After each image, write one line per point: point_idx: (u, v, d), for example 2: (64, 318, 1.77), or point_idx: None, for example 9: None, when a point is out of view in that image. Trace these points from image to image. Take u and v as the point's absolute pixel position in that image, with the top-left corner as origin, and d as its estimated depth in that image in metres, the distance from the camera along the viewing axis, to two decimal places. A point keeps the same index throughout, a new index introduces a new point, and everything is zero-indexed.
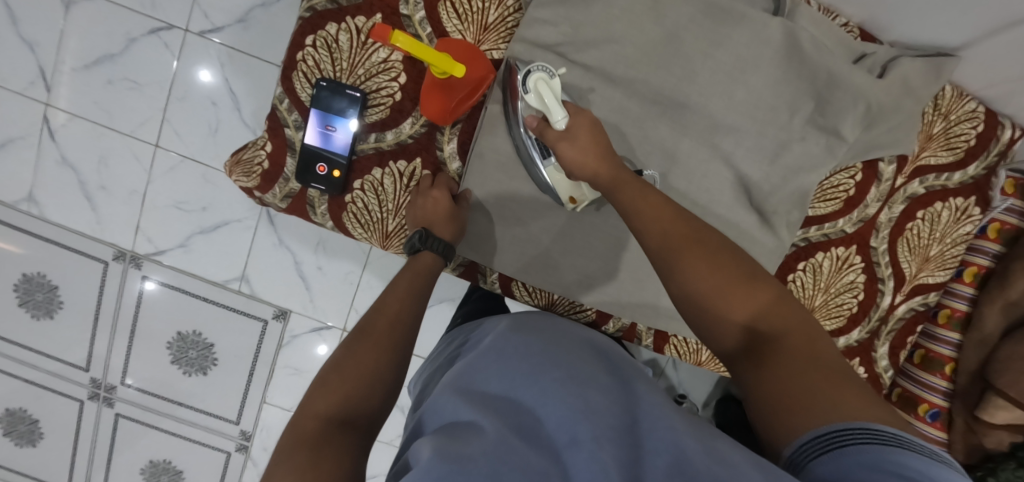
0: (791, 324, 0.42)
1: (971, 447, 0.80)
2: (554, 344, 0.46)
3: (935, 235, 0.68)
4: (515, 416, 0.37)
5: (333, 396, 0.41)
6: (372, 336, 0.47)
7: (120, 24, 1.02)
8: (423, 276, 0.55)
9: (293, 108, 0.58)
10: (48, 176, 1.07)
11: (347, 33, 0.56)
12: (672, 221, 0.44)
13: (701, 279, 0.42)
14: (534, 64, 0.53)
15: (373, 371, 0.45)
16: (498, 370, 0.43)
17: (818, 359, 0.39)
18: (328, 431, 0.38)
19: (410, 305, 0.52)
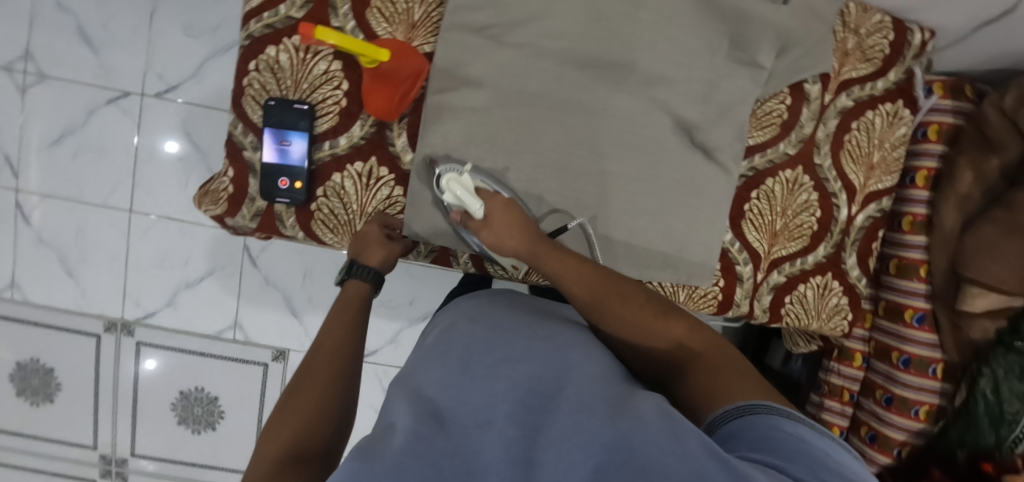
0: (712, 345, 0.46)
1: (963, 344, 0.81)
2: (489, 335, 0.49)
3: (873, 142, 0.72)
4: (442, 399, 0.40)
5: (284, 435, 0.40)
6: (317, 366, 0.47)
7: (77, 101, 1.05)
8: (357, 304, 0.55)
9: (247, 131, 0.61)
10: (29, 259, 1.09)
11: (286, 53, 0.60)
12: (596, 278, 0.51)
13: (622, 321, 0.48)
14: (444, 166, 0.59)
15: (321, 402, 0.44)
16: (438, 360, 0.47)
17: (732, 366, 0.43)
18: (279, 470, 0.37)
19: (351, 328, 0.52)
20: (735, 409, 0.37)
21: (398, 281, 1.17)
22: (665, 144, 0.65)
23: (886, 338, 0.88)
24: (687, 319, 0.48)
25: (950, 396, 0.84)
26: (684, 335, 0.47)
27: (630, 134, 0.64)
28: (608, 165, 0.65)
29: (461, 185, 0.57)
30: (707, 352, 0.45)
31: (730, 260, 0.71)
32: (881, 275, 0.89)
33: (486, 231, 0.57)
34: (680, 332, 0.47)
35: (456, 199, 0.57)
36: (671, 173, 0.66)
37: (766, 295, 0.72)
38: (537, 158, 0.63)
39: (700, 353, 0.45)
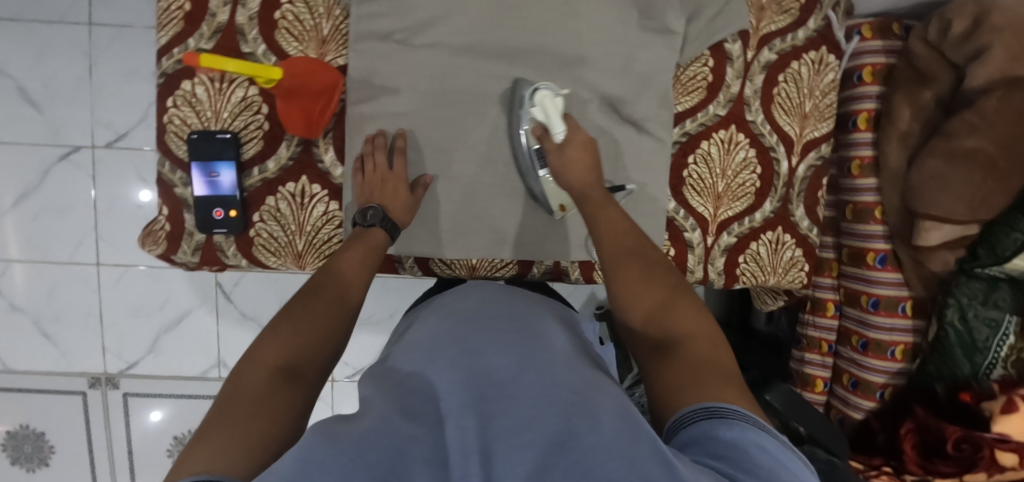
0: (706, 338, 0.45)
1: (926, 278, 0.82)
2: (467, 325, 0.51)
3: (803, 92, 0.72)
4: (416, 393, 0.42)
5: (280, 347, 0.44)
6: (321, 293, 0.51)
7: (28, 162, 1.05)
8: (372, 253, 0.57)
9: (176, 168, 0.61)
10: (4, 326, 1.09)
11: (201, 86, 0.60)
12: (622, 245, 0.54)
13: (629, 288, 0.50)
14: (540, 83, 0.62)
15: (324, 324, 0.48)
16: (415, 359, 0.49)
17: (714, 364, 0.42)
18: (274, 380, 0.41)
19: (351, 273, 0.55)
20: (703, 409, 0.36)
21: (375, 295, 1.17)
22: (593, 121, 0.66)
23: (852, 283, 0.88)
24: (692, 306, 0.48)
25: (923, 331, 0.85)
26: (685, 320, 0.47)
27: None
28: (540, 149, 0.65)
29: (551, 103, 0.60)
30: (697, 345, 0.45)
31: (678, 228, 0.70)
32: (840, 222, 0.89)
33: (556, 156, 0.60)
34: (683, 317, 0.47)
35: (543, 115, 0.60)
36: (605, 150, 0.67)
37: (720, 258, 0.72)
38: (467, 154, 0.64)
39: (690, 340, 0.45)
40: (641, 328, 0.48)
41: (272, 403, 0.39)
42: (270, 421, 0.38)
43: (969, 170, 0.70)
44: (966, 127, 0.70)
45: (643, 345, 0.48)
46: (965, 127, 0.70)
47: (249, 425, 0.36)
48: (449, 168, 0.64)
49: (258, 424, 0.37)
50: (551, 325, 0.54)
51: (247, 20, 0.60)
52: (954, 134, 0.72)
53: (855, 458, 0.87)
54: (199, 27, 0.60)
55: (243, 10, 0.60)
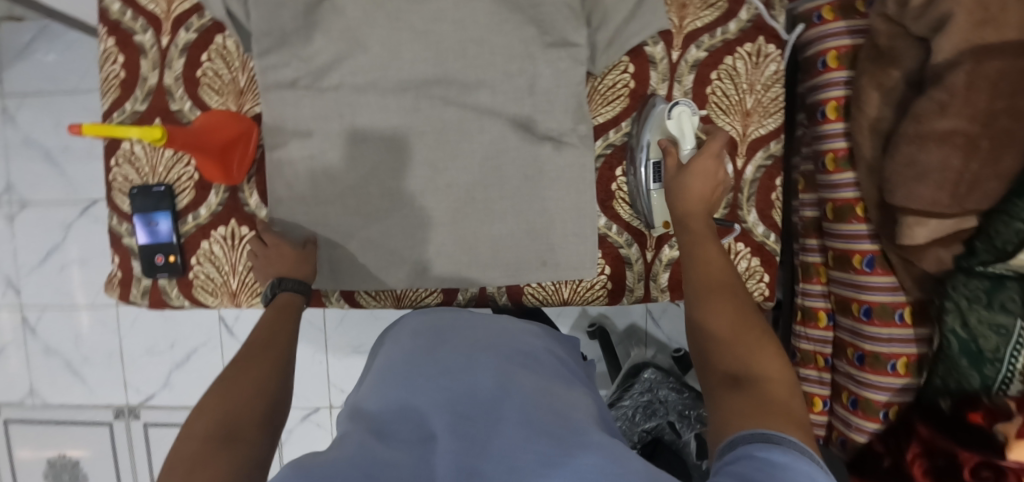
0: (784, 383, 0.42)
1: (921, 280, 0.72)
2: (448, 351, 0.57)
3: (742, 88, 0.66)
4: (392, 419, 0.48)
5: (212, 416, 0.43)
6: (261, 353, 0.52)
7: (54, 218, 1.19)
8: (288, 312, 0.59)
9: (122, 220, 0.66)
10: (41, 366, 1.22)
11: (139, 144, 0.65)
12: (714, 275, 0.51)
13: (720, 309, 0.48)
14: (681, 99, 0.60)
15: (255, 386, 0.48)
16: (388, 384, 0.54)
17: (788, 409, 0.39)
18: (206, 449, 0.40)
19: (289, 331, 0.57)
20: (756, 433, 0.35)
21: (364, 324, 1.21)
22: (508, 142, 0.64)
23: (842, 290, 0.79)
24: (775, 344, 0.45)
25: (927, 340, 0.75)
26: (766, 363, 0.43)
27: (473, 143, 0.64)
28: (492, 178, 0.65)
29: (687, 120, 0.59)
30: (775, 387, 0.41)
31: (612, 244, 0.67)
32: (821, 223, 0.81)
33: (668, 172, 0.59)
34: (758, 354, 0.44)
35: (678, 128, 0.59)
36: (530, 171, 0.65)
37: (664, 273, 0.67)
38: (388, 188, 0.64)
39: (766, 378, 0.42)
40: (713, 360, 0.45)
41: (215, 465, 0.38)
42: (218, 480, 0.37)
43: (947, 153, 0.62)
44: (935, 108, 0.62)
45: (710, 376, 0.44)
46: (935, 108, 0.62)
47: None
48: (414, 208, 0.65)
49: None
50: (520, 345, 0.60)
51: (173, 80, 0.65)
52: (923, 115, 0.63)
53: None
54: (133, 92, 0.65)
55: (170, 72, 0.65)
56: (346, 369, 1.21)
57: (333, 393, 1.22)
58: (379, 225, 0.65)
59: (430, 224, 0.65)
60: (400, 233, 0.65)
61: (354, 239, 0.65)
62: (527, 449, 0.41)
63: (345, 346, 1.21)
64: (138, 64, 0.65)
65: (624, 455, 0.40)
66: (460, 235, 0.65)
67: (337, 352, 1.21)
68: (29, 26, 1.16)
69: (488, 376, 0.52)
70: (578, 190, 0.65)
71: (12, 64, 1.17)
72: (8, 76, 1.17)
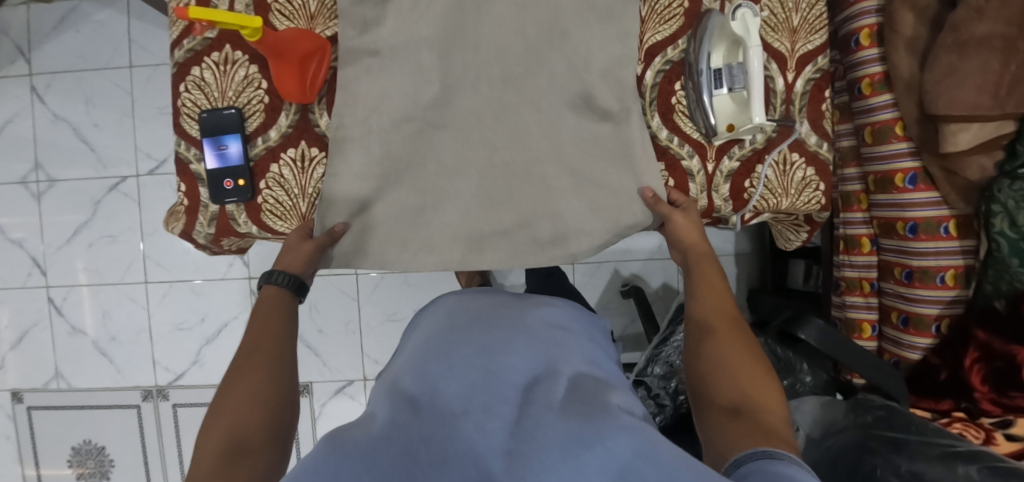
0: (776, 413, 0.48)
1: (965, 190, 0.75)
2: (479, 333, 0.57)
3: (788, 6, 0.70)
4: (425, 394, 0.49)
5: (219, 431, 0.48)
6: (256, 354, 0.56)
7: (84, 195, 1.18)
8: (274, 301, 0.62)
9: (190, 146, 0.67)
10: (66, 347, 1.19)
11: (209, 70, 0.66)
12: (717, 305, 0.60)
13: (725, 343, 0.55)
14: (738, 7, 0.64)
15: (253, 392, 0.52)
16: (418, 359, 0.55)
17: (782, 434, 0.45)
18: (220, 465, 0.45)
19: (281, 326, 0.60)
20: (762, 452, 0.41)
21: (396, 292, 1.20)
22: (566, 133, 0.67)
23: (886, 212, 0.81)
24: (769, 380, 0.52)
25: (973, 250, 0.77)
26: (766, 398, 0.49)
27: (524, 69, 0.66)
28: (522, 149, 0.66)
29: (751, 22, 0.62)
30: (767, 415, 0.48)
31: (674, 157, 0.69)
32: (860, 149, 0.84)
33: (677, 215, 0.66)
34: (755, 381, 0.51)
35: (742, 28, 0.62)
36: (568, 154, 0.67)
37: (724, 184, 0.70)
38: (444, 174, 0.66)
39: (761, 403, 0.49)
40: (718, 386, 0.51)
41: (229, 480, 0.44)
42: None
43: (986, 58, 0.65)
44: (971, 14, 0.66)
45: (710, 404, 0.50)
46: (972, 14, 0.66)
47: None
48: (446, 196, 0.67)
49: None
50: (545, 331, 0.59)
51: (244, 7, 0.66)
52: (961, 23, 0.67)
53: (916, 402, 0.83)
54: None
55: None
56: (381, 338, 1.20)
57: (366, 364, 1.20)
58: (411, 201, 0.66)
59: (456, 216, 0.67)
60: (470, 166, 0.66)
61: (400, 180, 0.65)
62: (553, 428, 0.41)
63: (379, 316, 1.20)
64: None
65: (653, 440, 0.39)
66: (517, 163, 0.67)
67: (371, 321, 1.20)
68: (59, 7, 1.16)
69: (520, 356, 0.52)
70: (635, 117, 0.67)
71: (42, 44, 1.17)
72: (37, 56, 1.17)
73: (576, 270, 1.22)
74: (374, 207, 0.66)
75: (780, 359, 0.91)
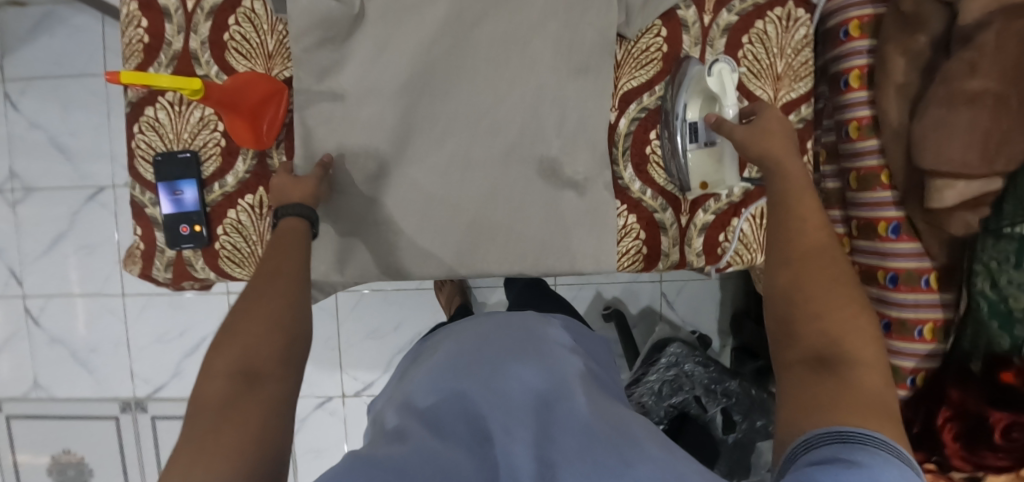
0: (874, 367, 0.42)
1: (949, 245, 0.72)
2: (496, 354, 0.56)
3: (773, 52, 0.66)
4: (446, 421, 0.48)
5: (232, 352, 0.43)
6: (267, 283, 0.48)
7: (60, 205, 1.15)
8: (291, 237, 0.53)
9: (145, 190, 0.64)
10: (45, 358, 1.19)
11: (163, 110, 0.63)
12: (815, 242, 0.48)
13: (814, 279, 0.46)
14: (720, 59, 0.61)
15: (270, 320, 0.45)
16: (434, 378, 0.55)
17: (877, 402, 0.40)
18: (231, 391, 0.40)
19: (298, 262, 0.51)
20: (835, 433, 0.36)
21: (377, 309, 1.19)
22: (542, 196, 0.65)
23: (867, 259, 0.79)
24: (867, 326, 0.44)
25: (954, 305, 0.75)
26: (859, 348, 0.42)
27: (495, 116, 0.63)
28: (516, 190, 0.64)
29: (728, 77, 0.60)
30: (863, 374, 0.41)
31: (647, 210, 0.67)
32: (844, 192, 0.81)
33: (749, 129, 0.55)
34: (847, 328, 0.43)
35: (719, 86, 0.59)
36: (535, 224, 0.65)
37: (698, 238, 0.68)
38: (403, 245, 0.65)
39: (853, 357, 0.42)
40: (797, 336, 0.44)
41: (244, 411, 0.39)
42: (239, 437, 0.38)
43: (976, 114, 0.62)
44: (965, 68, 0.62)
45: (791, 352, 0.44)
46: (965, 69, 0.62)
47: (219, 438, 0.37)
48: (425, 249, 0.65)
49: (228, 440, 0.37)
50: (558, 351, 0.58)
51: (200, 44, 0.63)
52: (953, 76, 0.63)
53: None
54: (157, 57, 0.63)
55: (196, 36, 0.63)
56: (359, 356, 1.19)
57: (346, 380, 1.20)
58: (384, 257, 0.65)
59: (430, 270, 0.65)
60: (450, 217, 0.64)
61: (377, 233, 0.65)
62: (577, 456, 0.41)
63: (358, 334, 1.18)
64: (162, 27, 0.63)
65: (680, 470, 0.40)
66: (493, 219, 0.64)
67: (350, 338, 1.19)
68: (34, 10, 1.11)
69: (535, 382, 0.52)
70: (605, 169, 0.65)
71: (17, 47, 1.13)
72: (11, 61, 1.13)
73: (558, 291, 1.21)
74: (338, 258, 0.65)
75: (753, 398, 0.87)
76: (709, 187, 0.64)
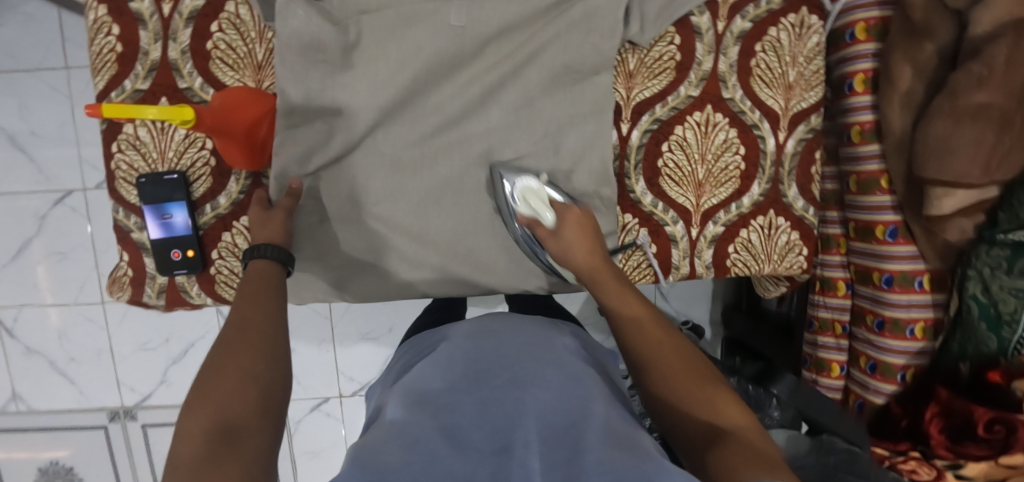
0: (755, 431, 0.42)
1: (942, 250, 0.75)
2: (510, 343, 0.48)
3: (785, 60, 0.65)
4: (455, 421, 0.40)
5: (206, 413, 0.38)
6: (241, 336, 0.46)
7: (25, 210, 1.07)
8: (260, 279, 0.52)
9: (129, 213, 0.60)
10: (21, 369, 1.13)
11: (144, 127, 0.58)
12: (656, 337, 0.50)
13: (670, 374, 0.47)
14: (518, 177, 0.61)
15: (243, 373, 0.42)
16: (446, 363, 0.47)
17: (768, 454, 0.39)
18: (209, 449, 0.36)
19: (272, 307, 0.50)
20: None
21: (373, 310, 1.16)
22: None
23: (863, 260, 0.81)
24: (735, 400, 0.45)
25: (945, 306, 0.78)
26: (731, 413, 0.43)
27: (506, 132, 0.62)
28: None
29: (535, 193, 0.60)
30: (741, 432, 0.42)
31: (658, 223, 0.67)
32: (845, 196, 0.82)
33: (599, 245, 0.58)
34: (720, 402, 0.44)
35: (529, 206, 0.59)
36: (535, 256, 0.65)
37: (708, 250, 0.68)
38: (404, 286, 0.64)
39: (735, 428, 0.42)
40: (681, 426, 0.43)
41: (224, 464, 0.34)
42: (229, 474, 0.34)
43: (981, 129, 0.62)
44: (972, 82, 0.62)
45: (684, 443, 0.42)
46: (973, 82, 0.62)
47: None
48: (442, 262, 0.64)
49: None
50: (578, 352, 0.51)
51: (180, 54, 0.58)
52: (959, 90, 0.63)
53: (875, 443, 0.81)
54: (133, 68, 0.58)
55: (175, 44, 0.58)
56: (356, 357, 1.17)
57: (342, 381, 1.19)
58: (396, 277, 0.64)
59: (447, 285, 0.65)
60: (467, 232, 0.64)
61: (391, 250, 0.63)
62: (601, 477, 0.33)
63: (353, 335, 1.16)
64: (137, 35, 0.57)
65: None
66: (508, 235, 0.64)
67: (345, 339, 1.16)
68: None
69: (553, 383, 0.43)
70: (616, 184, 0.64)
71: None
72: None
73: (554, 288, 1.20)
74: (345, 279, 0.64)
75: (750, 395, 0.94)
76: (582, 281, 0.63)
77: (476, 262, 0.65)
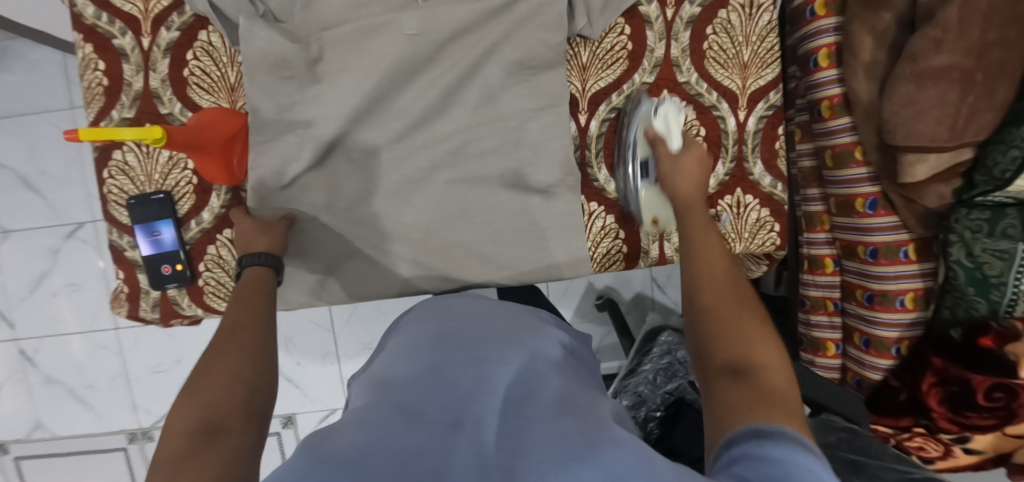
0: (785, 377, 0.39)
1: (924, 217, 0.74)
2: (473, 335, 0.48)
3: (737, 41, 0.66)
4: (412, 396, 0.39)
5: (194, 408, 0.40)
6: (233, 338, 0.48)
7: (40, 246, 1.14)
8: (255, 286, 0.55)
9: (122, 233, 0.64)
10: (45, 398, 1.19)
11: (131, 152, 0.63)
12: (715, 267, 0.48)
13: (713, 299, 0.45)
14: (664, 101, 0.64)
15: (231, 373, 0.44)
16: (409, 351, 0.47)
17: (787, 401, 0.36)
18: (193, 443, 0.37)
19: (263, 313, 0.52)
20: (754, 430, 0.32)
21: (372, 320, 1.19)
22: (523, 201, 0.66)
23: (847, 235, 0.80)
24: (776, 341, 0.41)
25: (934, 274, 0.77)
26: (763, 353, 0.40)
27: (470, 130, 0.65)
28: (492, 208, 0.66)
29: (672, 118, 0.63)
30: (774, 378, 0.38)
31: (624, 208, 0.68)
32: (823, 171, 0.82)
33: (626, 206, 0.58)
34: (756, 341, 0.41)
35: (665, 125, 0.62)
36: (505, 248, 0.67)
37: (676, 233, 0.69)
38: (382, 285, 0.67)
39: (765, 368, 0.39)
40: (711, 349, 0.42)
41: (203, 458, 0.36)
42: (205, 468, 0.35)
43: (944, 89, 0.63)
44: (929, 44, 0.63)
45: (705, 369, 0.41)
46: (930, 45, 0.63)
47: None
48: (416, 261, 0.66)
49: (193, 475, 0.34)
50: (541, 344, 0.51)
51: (160, 82, 0.62)
52: (918, 55, 0.64)
53: (877, 419, 0.80)
54: (118, 98, 0.62)
55: (155, 74, 0.62)
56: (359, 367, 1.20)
57: None
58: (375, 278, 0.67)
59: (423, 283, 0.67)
60: (439, 229, 0.66)
61: (367, 252, 0.66)
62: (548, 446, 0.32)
63: (355, 345, 1.19)
64: (120, 68, 0.62)
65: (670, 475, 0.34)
66: (479, 229, 0.66)
67: (348, 350, 1.19)
68: None
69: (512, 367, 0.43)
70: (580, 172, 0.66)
71: None
72: None
73: (550, 287, 1.21)
74: (328, 282, 0.67)
75: None
76: (658, 223, 0.65)
77: (450, 258, 0.67)
